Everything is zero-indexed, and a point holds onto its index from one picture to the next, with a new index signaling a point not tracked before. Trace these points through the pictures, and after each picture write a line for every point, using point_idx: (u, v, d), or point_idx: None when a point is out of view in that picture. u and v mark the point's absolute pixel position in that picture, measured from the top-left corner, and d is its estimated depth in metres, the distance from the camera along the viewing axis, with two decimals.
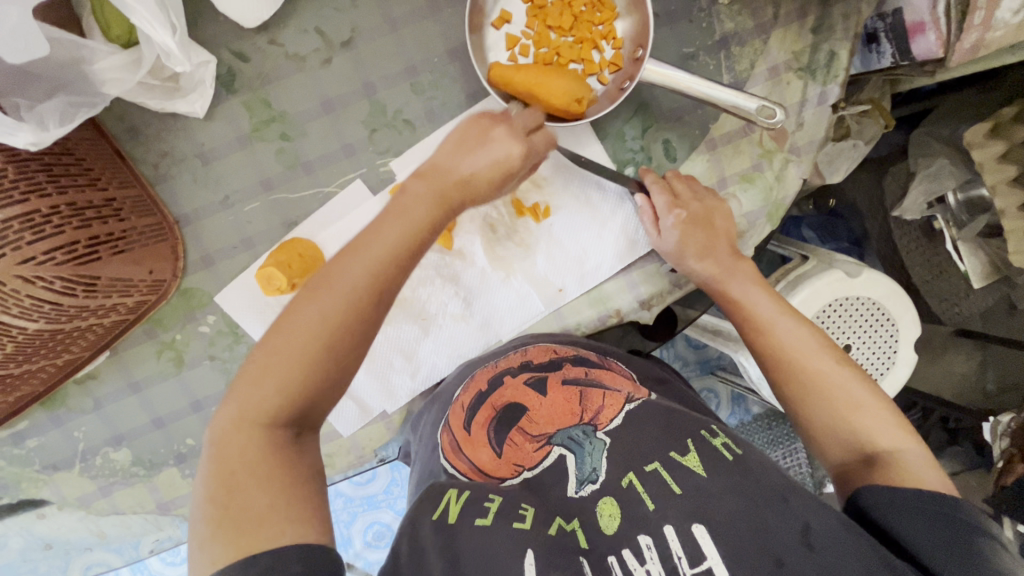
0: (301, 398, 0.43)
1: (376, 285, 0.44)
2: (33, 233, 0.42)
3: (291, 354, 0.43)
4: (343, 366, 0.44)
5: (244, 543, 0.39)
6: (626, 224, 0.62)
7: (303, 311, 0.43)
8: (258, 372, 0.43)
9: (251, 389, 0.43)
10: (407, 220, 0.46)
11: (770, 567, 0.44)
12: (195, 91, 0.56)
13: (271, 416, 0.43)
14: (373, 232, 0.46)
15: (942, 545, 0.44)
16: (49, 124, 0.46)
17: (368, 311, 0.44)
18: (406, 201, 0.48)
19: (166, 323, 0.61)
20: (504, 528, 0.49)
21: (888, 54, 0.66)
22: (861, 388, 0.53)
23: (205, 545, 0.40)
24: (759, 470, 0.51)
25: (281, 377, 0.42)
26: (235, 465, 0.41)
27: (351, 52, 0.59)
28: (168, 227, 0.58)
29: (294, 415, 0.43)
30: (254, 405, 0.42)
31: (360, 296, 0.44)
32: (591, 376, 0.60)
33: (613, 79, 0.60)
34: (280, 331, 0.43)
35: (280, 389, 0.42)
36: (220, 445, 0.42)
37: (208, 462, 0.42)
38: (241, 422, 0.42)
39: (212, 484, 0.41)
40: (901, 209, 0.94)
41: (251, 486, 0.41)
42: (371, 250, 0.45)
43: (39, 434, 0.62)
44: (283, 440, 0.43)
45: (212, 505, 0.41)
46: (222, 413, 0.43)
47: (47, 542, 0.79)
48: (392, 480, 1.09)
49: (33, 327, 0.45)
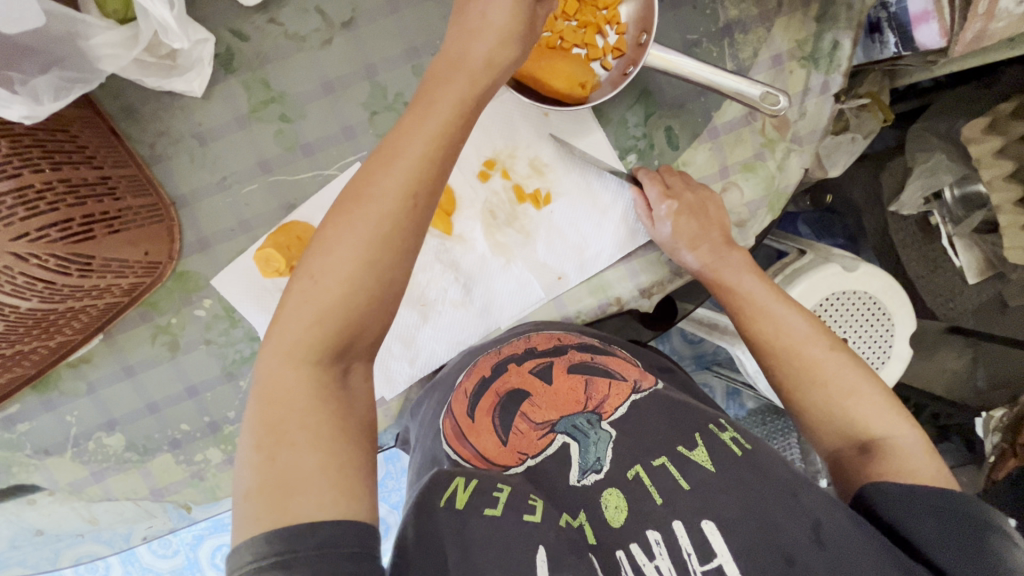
0: (346, 326, 0.42)
1: (410, 204, 0.43)
2: (27, 209, 0.41)
3: (329, 280, 0.41)
4: (384, 296, 0.43)
5: (288, 510, 0.37)
6: (627, 213, 0.62)
7: (339, 237, 0.42)
8: (303, 308, 0.42)
9: (293, 325, 0.41)
10: (440, 140, 0.44)
11: (781, 565, 0.44)
12: (193, 69, 0.55)
13: (316, 352, 0.41)
14: (398, 143, 0.44)
15: (948, 541, 0.44)
16: (44, 99, 0.46)
17: (397, 233, 0.42)
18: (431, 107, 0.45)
19: (161, 306, 0.60)
20: (516, 520, 0.47)
21: (891, 43, 0.65)
22: (854, 372, 0.53)
23: (253, 500, 0.38)
24: (769, 465, 0.51)
25: (322, 307, 0.41)
26: (285, 413, 0.40)
27: (352, 33, 0.58)
28: (164, 208, 0.57)
29: (336, 348, 0.42)
30: (301, 338, 0.41)
31: (393, 208, 0.42)
32: (597, 362, 0.59)
33: (617, 65, 0.60)
34: (319, 261, 0.42)
35: (320, 321, 0.41)
36: (268, 383, 0.41)
37: (258, 403, 0.41)
38: (287, 358, 0.41)
39: (258, 435, 0.40)
40: (898, 203, 0.94)
41: (301, 437, 0.39)
42: (394, 182, 0.42)
43: (31, 418, 0.61)
44: (326, 376, 0.41)
45: (258, 458, 0.39)
46: (266, 352, 0.42)
47: (38, 530, 0.78)
48: (387, 472, 1.08)
49: (25, 306, 0.45)
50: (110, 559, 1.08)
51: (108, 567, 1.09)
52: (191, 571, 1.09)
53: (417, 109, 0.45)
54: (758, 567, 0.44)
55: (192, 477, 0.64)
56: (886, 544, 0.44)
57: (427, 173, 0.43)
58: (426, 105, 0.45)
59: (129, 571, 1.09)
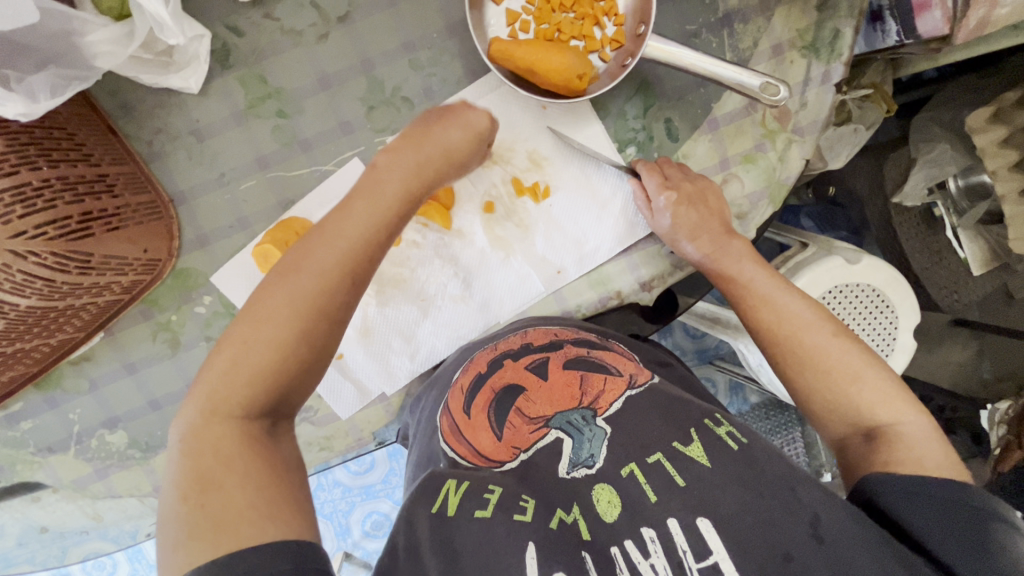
0: (275, 386, 0.44)
1: (345, 271, 0.47)
2: (24, 206, 0.41)
3: (262, 341, 0.44)
4: (313, 353, 0.46)
5: (223, 542, 0.38)
6: (626, 206, 0.62)
7: (273, 299, 0.45)
8: (230, 370, 0.44)
9: (222, 383, 0.43)
10: (388, 212, 0.50)
11: (777, 561, 0.44)
12: (189, 66, 0.55)
13: (245, 407, 0.43)
14: (339, 219, 0.49)
15: (951, 533, 0.43)
16: (39, 97, 0.46)
17: (331, 303, 0.46)
18: (377, 189, 0.51)
19: (161, 303, 0.60)
20: (504, 520, 0.48)
21: (892, 32, 0.64)
22: (859, 359, 0.52)
23: (181, 551, 0.38)
24: (766, 459, 0.50)
25: (255, 366, 0.44)
26: (212, 463, 0.41)
27: (348, 28, 0.57)
28: (162, 205, 0.57)
29: (267, 405, 0.44)
30: (224, 396, 0.43)
31: (329, 277, 0.46)
32: (592, 357, 0.59)
33: (615, 57, 0.60)
34: (250, 324, 0.45)
35: (253, 379, 0.44)
36: (193, 440, 0.42)
37: (184, 459, 0.42)
38: (213, 415, 0.43)
39: (185, 486, 0.40)
40: (901, 194, 0.92)
41: (230, 482, 0.40)
42: (332, 257, 0.47)
43: (34, 416, 0.62)
44: (253, 430, 0.43)
45: (184, 508, 0.39)
46: (192, 411, 0.43)
47: (43, 528, 0.78)
48: (391, 469, 1.09)
49: (25, 304, 0.45)
50: (117, 556, 1.09)
51: (116, 564, 1.10)
52: None
53: (363, 189, 0.51)
54: (755, 566, 0.44)
55: None
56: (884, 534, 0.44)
57: (362, 248, 0.48)
58: (371, 181, 0.52)
59: (135, 569, 1.10)
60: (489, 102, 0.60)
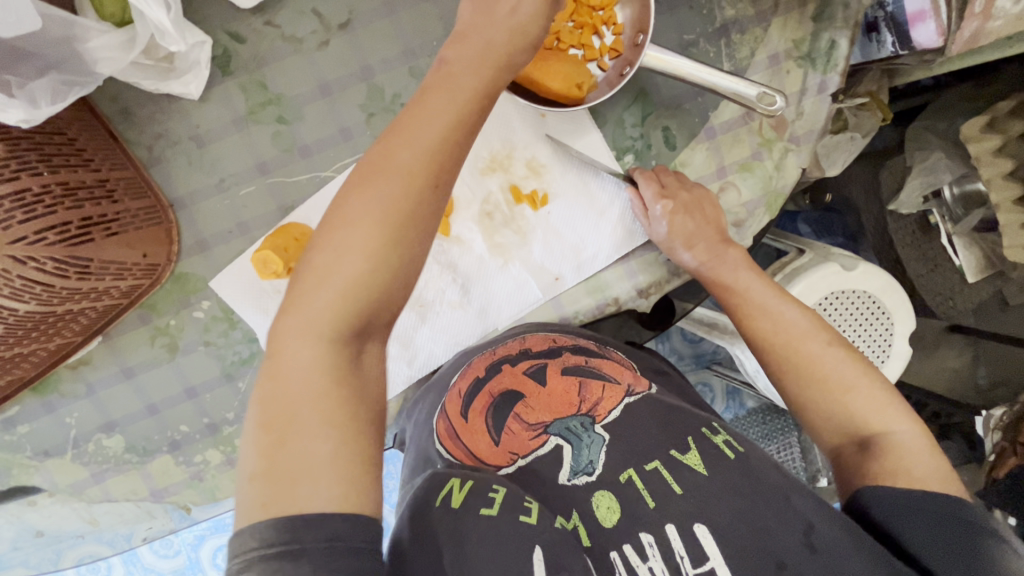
0: (370, 300, 0.41)
1: (424, 188, 0.42)
2: (24, 212, 0.41)
3: (351, 247, 0.40)
4: (396, 290, 0.42)
5: (278, 506, 0.37)
6: (624, 215, 0.62)
7: (356, 204, 0.41)
8: (311, 292, 0.40)
9: (299, 313, 0.40)
10: (451, 157, 0.42)
11: (771, 568, 0.45)
12: (190, 72, 0.56)
13: (334, 328, 0.40)
14: (409, 133, 0.42)
15: (938, 541, 0.43)
16: (41, 103, 0.46)
17: (410, 223, 0.41)
18: (449, 106, 0.43)
19: (160, 308, 0.60)
20: (511, 520, 0.46)
21: (888, 42, 0.65)
22: (853, 368, 0.52)
23: (258, 485, 0.38)
24: (761, 469, 0.51)
25: (346, 278, 0.40)
26: (296, 398, 0.39)
27: (349, 35, 0.58)
28: (161, 209, 0.57)
29: (357, 325, 0.41)
30: (306, 327, 0.40)
31: (415, 178, 0.41)
32: (590, 366, 0.59)
33: (613, 66, 0.60)
34: (336, 246, 0.41)
35: (341, 297, 0.40)
36: (281, 358, 0.40)
37: (268, 385, 0.40)
38: (304, 332, 0.40)
39: (264, 419, 0.39)
40: (897, 203, 0.94)
41: (310, 419, 0.39)
42: (410, 172, 0.41)
43: (31, 419, 0.62)
44: (345, 355, 0.41)
45: (265, 441, 0.39)
46: (280, 325, 0.41)
47: (38, 532, 0.78)
48: (387, 473, 1.09)
49: (24, 309, 0.44)
50: (111, 560, 1.09)
51: (110, 568, 1.09)
52: (193, 571, 1.10)
53: (429, 104, 0.43)
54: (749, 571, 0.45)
55: (191, 478, 0.65)
56: (878, 547, 0.44)
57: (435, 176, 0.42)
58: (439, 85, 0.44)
59: (130, 572, 1.10)
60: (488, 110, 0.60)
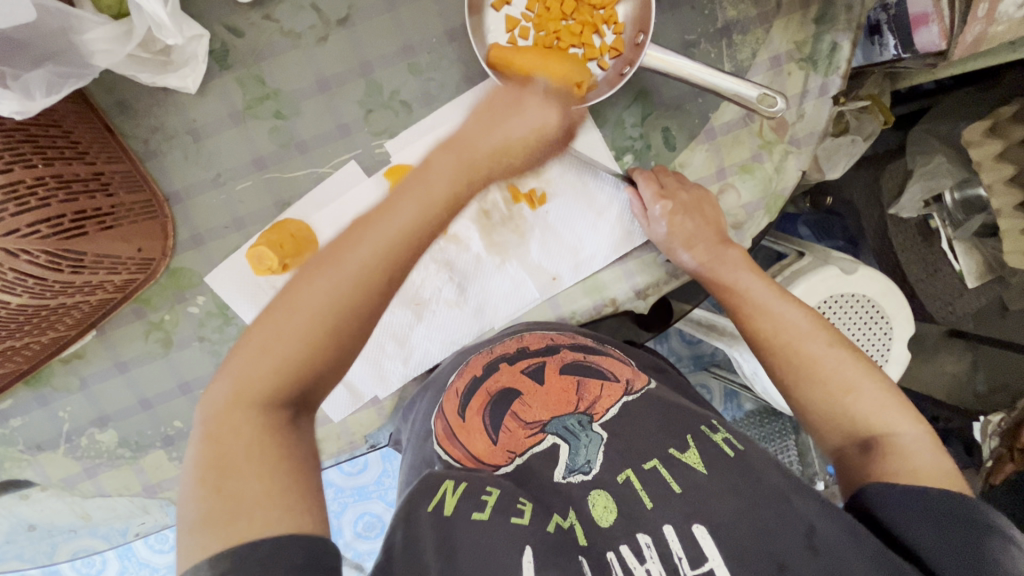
0: (303, 374, 0.41)
1: (384, 269, 0.42)
2: (18, 204, 0.41)
3: (296, 334, 0.41)
4: (344, 354, 0.43)
5: (236, 533, 0.37)
6: (623, 215, 0.62)
7: (307, 291, 0.41)
8: (258, 350, 0.41)
9: (246, 368, 0.41)
10: (424, 216, 0.42)
11: (772, 570, 0.44)
12: (188, 66, 0.55)
13: (268, 396, 0.41)
14: (368, 221, 0.42)
15: (947, 545, 0.43)
16: (36, 95, 0.45)
17: (359, 305, 0.42)
18: (421, 180, 0.43)
19: (154, 303, 0.60)
20: (502, 523, 0.48)
21: (890, 45, 0.65)
22: (855, 368, 0.52)
23: (195, 537, 0.37)
24: (762, 469, 0.50)
25: (285, 354, 0.41)
26: (229, 448, 0.39)
27: (348, 30, 0.57)
28: (157, 204, 0.57)
29: (293, 395, 0.42)
30: (252, 383, 0.41)
31: (366, 281, 0.42)
32: (590, 362, 0.59)
33: (614, 65, 0.59)
34: (285, 306, 0.41)
35: (281, 365, 0.41)
36: (216, 427, 0.40)
37: (204, 443, 0.40)
38: (241, 397, 0.41)
39: (202, 471, 0.39)
40: (897, 206, 0.93)
41: (245, 468, 0.39)
42: (364, 256, 0.41)
43: (23, 413, 0.61)
44: (279, 421, 0.41)
45: (201, 492, 0.38)
46: (221, 386, 0.41)
47: (31, 525, 0.78)
48: (383, 470, 1.09)
49: (16, 302, 0.44)
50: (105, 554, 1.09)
51: (104, 562, 1.10)
52: None
53: (405, 183, 0.43)
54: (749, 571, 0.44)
55: None
56: (881, 547, 0.44)
57: (403, 246, 0.42)
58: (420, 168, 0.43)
59: (125, 566, 1.10)
60: None
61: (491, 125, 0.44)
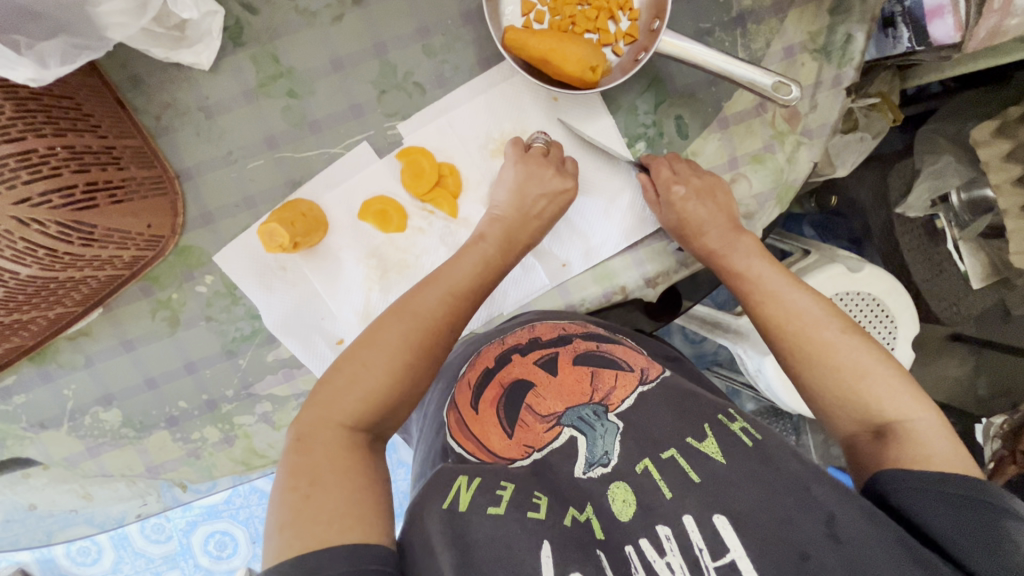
0: (382, 404, 0.47)
1: (449, 316, 0.53)
2: (30, 173, 0.41)
3: (378, 364, 0.48)
4: (414, 389, 0.50)
5: (318, 537, 0.38)
6: (634, 202, 0.62)
7: (389, 331, 0.50)
8: (353, 378, 0.47)
9: (340, 393, 0.47)
10: (487, 266, 0.56)
11: (794, 560, 0.43)
12: (201, 42, 0.55)
13: (352, 419, 0.46)
14: (449, 269, 0.55)
15: (965, 530, 0.43)
16: (50, 63, 0.45)
17: (431, 346, 0.51)
18: (483, 245, 0.57)
19: (162, 281, 0.60)
20: (518, 518, 0.47)
21: (904, 38, 0.65)
22: (869, 355, 0.51)
23: (286, 541, 0.39)
24: (779, 457, 0.50)
25: (371, 384, 0.47)
26: (318, 459, 0.43)
27: (363, 10, 0.57)
28: (168, 180, 0.56)
29: (370, 422, 0.47)
30: (343, 408, 0.46)
31: (440, 322, 0.52)
32: (602, 351, 0.59)
33: (628, 52, 0.60)
34: (375, 344, 0.49)
35: (367, 393, 0.47)
36: (305, 441, 0.44)
37: (292, 457, 0.44)
38: (327, 419, 0.45)
39: (292, 479, 0.42)
40: (904, 206, 0.94)
41: (332, 480, 0.42)
42: (438, 302, 0.52)
43: (28, 390, 0.61)
44: (362, 443, 0.46)
45: (294, 498, 0.41)
46: (306, 414, 0.46)
47: (31, 506, 0.77)
48: (381, 465, 1.07)
49: (25, 273, 0.44)
50: (102, 541, 1.09)
51: (100, 550, 1.09)
52: (184, 557, 1.09)
53: (470, 245, 0.57)
54: (771, 565, 0.43)
55: (188, 455, 0.64)
56: (900, 535, 0.43)
57: (465, 298, 0.54)
58: (479, 237, 0.58)
59: (121, 555, 1.09)
60: (501, 91, 0.60)
61: (531, 186, 0.58)
